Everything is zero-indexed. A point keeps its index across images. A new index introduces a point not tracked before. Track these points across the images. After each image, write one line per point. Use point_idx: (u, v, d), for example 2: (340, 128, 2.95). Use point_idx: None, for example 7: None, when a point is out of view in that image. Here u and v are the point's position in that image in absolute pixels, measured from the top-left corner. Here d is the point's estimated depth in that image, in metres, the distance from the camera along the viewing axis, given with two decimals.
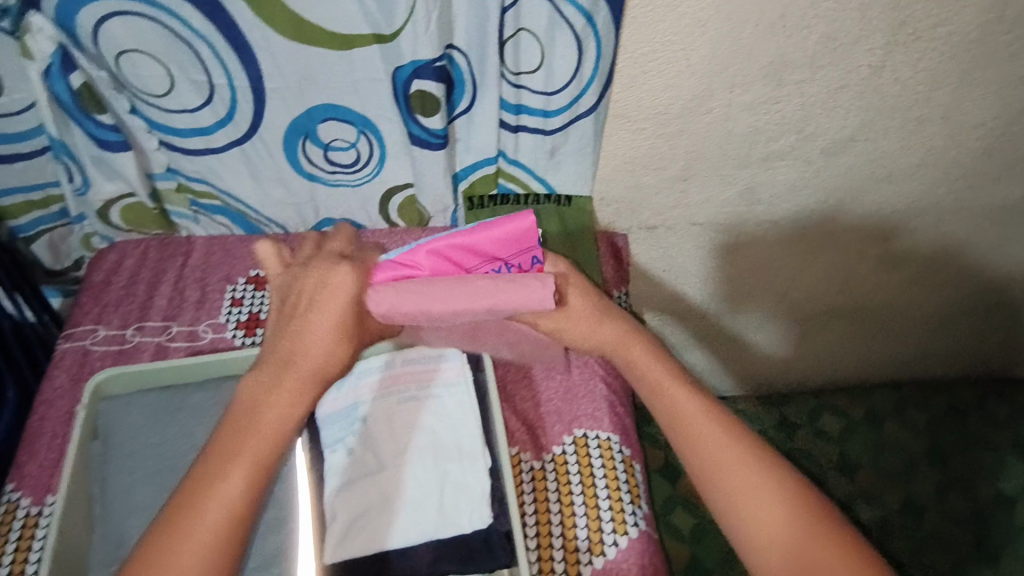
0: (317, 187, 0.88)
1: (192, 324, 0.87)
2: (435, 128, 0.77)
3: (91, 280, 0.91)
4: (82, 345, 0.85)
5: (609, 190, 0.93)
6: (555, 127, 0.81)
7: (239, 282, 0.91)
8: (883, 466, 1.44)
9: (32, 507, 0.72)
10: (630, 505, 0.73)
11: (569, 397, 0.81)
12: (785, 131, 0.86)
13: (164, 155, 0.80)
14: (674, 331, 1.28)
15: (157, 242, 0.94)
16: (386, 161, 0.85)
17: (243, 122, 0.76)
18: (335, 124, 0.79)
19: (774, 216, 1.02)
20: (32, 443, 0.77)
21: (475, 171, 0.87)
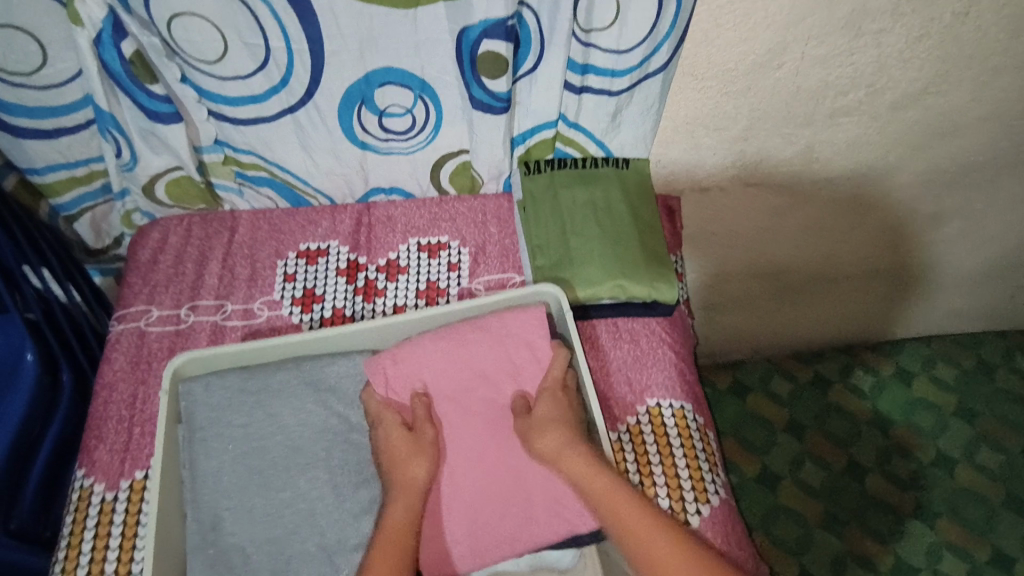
0: (368, 155, 0.84)
1: (246, 301, 0.85)
2: (500, 91, 0.73)
3: (137, 258, 0.88)
4: (138, 326, 0.83)
5: (667, 151, 0.91)
6: (622, 87, 0.78)
7: (290, 256, 0.88)
8: (916, 421, 1.43)
9: (107, 493, 0.71)
10: (709, 473, 0.73)
11: (639, 366, 0.80)
12: (857, 85, 0.83)
13: (213, 126, 0.76)
14: (713, 290, 1.28)
15: (199, 217, 0.91)
16: (441, 127, 0.81)
17: (298, 89, 0.72)
18: (392, 89, 0.75)
19: (831, 174, 0.99)
20: (97, 428, 0.76)
21: (534, 135, 0.84)
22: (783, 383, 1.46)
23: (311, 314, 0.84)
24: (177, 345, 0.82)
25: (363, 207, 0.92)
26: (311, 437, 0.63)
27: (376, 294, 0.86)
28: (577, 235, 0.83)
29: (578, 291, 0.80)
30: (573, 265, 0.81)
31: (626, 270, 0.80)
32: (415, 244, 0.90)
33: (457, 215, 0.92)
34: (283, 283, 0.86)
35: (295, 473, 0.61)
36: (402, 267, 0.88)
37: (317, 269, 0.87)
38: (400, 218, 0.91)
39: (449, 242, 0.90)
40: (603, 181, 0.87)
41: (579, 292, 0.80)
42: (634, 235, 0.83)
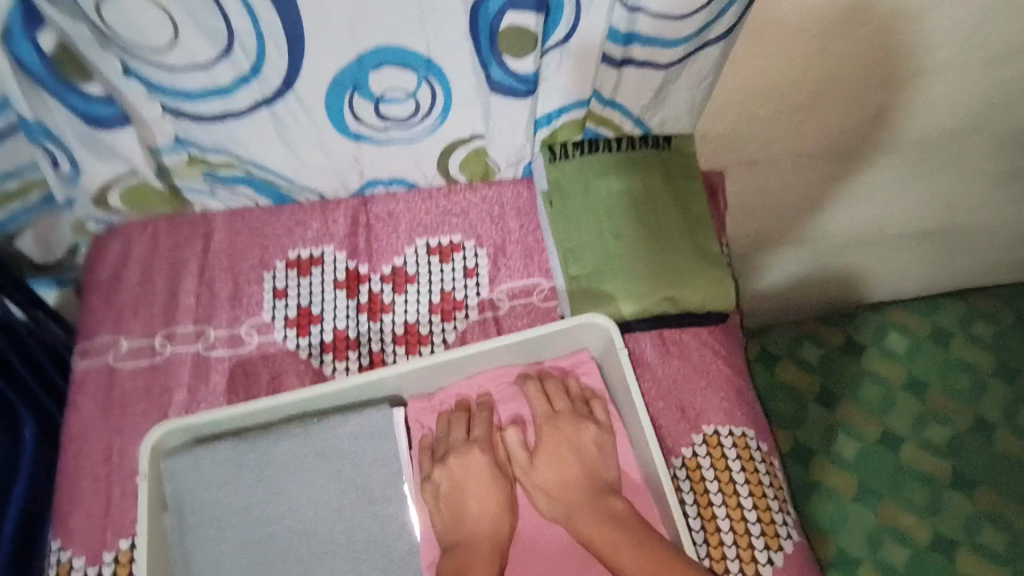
0: (364, 147, 0.70)
1: (231, 326, 0.73)
2: (525, 72, 0.61)
3: (96, 276, 0.75)
4: (106, 361, 0.71)
5: (715, 125, 0.77)
6: (671, 60, 0.63)
7: (278, 267, 0.76)
8: (951, 384, 1.34)
9: (89, 569, 0.61)
10: (779, 513, 0.64)
11: (692, 385, 0.69)
12: (950, 39, 0.69)
13: (170, 124, 0.62)
14: (752, 265, 1.14)
15: (166, 222, 0.77)
16: (451, 109, 0.67)
17: (274, 79, 0.58)
18: (390, 71, 0.60)
19: (897, 138, 0.86)
20: (71, 489, 0.65)
21: (562, 116, 0.70)
22: (812, 349, 1.36)
23: (309, 337, 0.72)
24: (155, 382, 0.70)
25: (360, 202, 0.79)
26: (327, 517, 0.55)
27: (383, 311, 0.74)
28: (617, 234, 0.70)
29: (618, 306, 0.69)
30: (614, 273, 0.69)
31: (671, 274, 0.69)
32: (424, 246, 0.77)
33: (470, 207, 0.78)
34: (273, 301, 0.74)
35: (314, 562, 0.54)
36: (411, 275, 0.75)
37: (312, 282, 0.75)
38: (403, 215, 0.78)
39: (463, 243, 0.77)
40: (643, 166, 0.73)
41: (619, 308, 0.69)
42: (682, 232, 0.71)
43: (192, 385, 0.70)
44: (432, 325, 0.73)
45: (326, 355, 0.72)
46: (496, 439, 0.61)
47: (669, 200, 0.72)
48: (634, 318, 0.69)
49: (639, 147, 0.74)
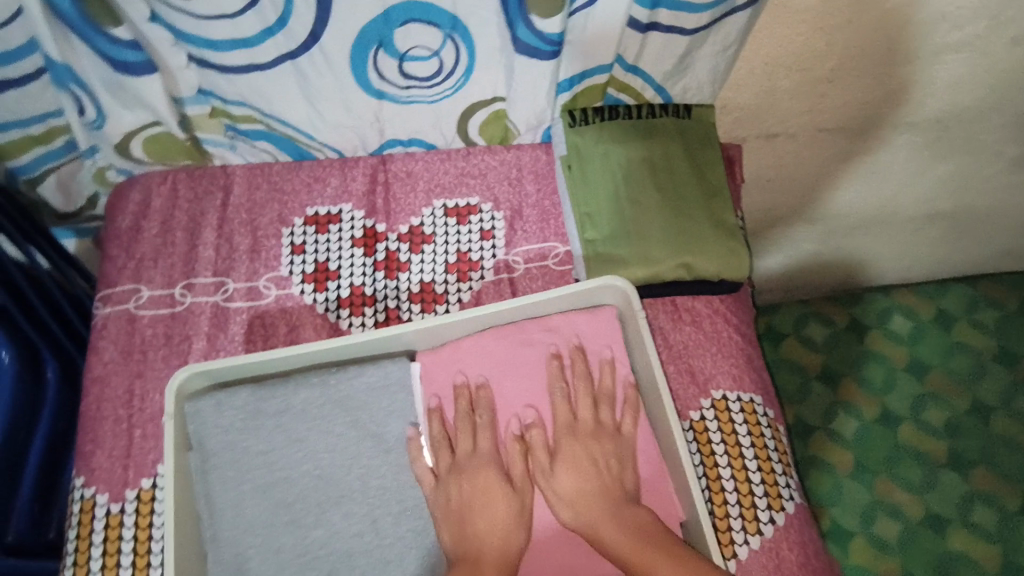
0: (385, 105, 0.70)
1: (249, 279, 0.74)
2: (551, 32, 0.60)
3: (116, 226, 0.76)
4: (126, 309, 0.72)
5: (737, 96, 0.77)
6: (697, 26, 0.63)
7: (297, 223, 0.77)
8: (953, 367, 1.35)
9: (112, 504, 0.63)
10: (782, 476, 0.66)
11: (701, 353, 0.71)
12: (977, 17, 0.68)
13: (195, 74, 0.62)
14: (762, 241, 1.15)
15: (186, 174, 0.78)
16: (474, 71, 0.67)
17: (300, 32, 0.58)
18: (416, 28, 0.60)
19: (917, 117, 0.86)
20: (93, 429, 0.66)
21: (583, 81, 0.71)
22: (817, 328, 1.38)
23: (326, 292, 0.74)
24: (174, 331, 0.71)
25: (379, 161, 0.80)
26: (346, 464, 0.57)
27: (399, 270, 0.75)
28: (634, 202, 0.71)
29: (631, 271, 0.70)
30: (630, 239, 0.70)
31: (683, 241, 0.70)
32: (441, 207, 0.78)
33: (488, 169, 0.79)
34: (291, 256, 0.75)
35: (330, 506, 0.55)
36: (427, 235, 0.77)
37: (330, 239, 0.76)
38: (421, 174, 0.79)
39: (480, 205, 0.78)
40: (664, 136, 0.74)
41: (631, 273, 0.70)
42: (698, 203, 0.72)
43: (211, 334, 0.71)
44: (447, 285, 0.75)
45: (342, 310, 0.73)
46: (507, 450, 0.57)
47: (687, 169, 0.73)
48: (645, 284, 0.71)
49: (660, 114, 0.74)
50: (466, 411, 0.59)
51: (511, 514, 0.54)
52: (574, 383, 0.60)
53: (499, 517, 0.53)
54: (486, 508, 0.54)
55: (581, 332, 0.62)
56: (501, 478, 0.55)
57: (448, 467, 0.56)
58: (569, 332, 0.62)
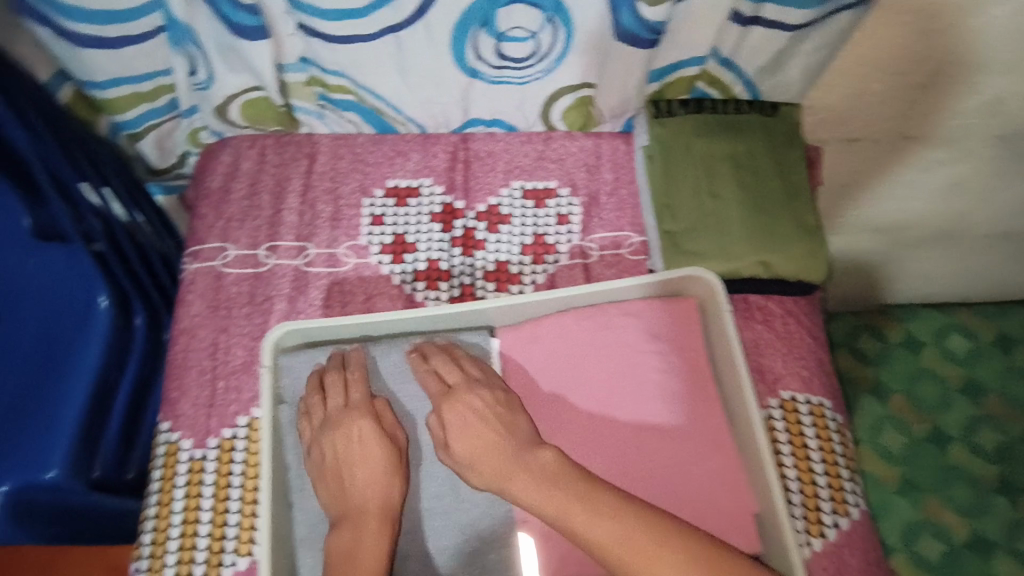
0: (476, 84, 0.72)
1: (330, 246, 0.76)
2: (653, 19, 0.60)
3: (206, 185, 0.79)
4: (213, 266, 0.75)
5: (825, 97, 0.76)
6: (801, 22, 0.63)
7: (377, 194, 0.79)
8: (1012, 391, 1.32)
9: (195, 450, 0.66)
10: (849, 482, 0.66)
11: (772, 353, 0.70)
12: None
13: (300, 41, 0.64)
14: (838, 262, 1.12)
15: (273, 139, 0.80)
16: (567, 57, 0.68)
17: (409, 6, 0.60)
18: (521, 9, 0.61)
19: (1009, 129, 0.84)
20: (180, 377, 0.70)
21: (673, 72, 0.71)
22: (871, 341, 1.36)
23: (404, 264, 0.76)
24: (257, 290, 0.74)
25: (460, 140, 0.81)
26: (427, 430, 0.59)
27: (476, 248, 0.76)
28: (715, 196, 0.71)
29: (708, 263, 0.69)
30: (708, 232, 0.70)
31: (764, 237, 0.69)
32: (519, 189, 0.79)
33: (568, 155, 0.80)
34: (371, 227, 0.77)
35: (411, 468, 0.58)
36: (505, 215, 0.78)
37: (409, 212, 0.78)
38: (501, 155, 0.80)
39: (557, 189, 0.79)
40: (749, 132, 0.73)
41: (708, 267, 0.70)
42: (781, 202, 0.71)
43: (292, 296, 0.74)
44: (522, 265, 0.76)
45: (418, 283, 0.75)
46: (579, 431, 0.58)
47: (770, 167, 0.72)
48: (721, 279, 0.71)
49: (745, 109, 0.74)
50: (432, 375, 0.59)
51: (384, 470, 0.54)
52: (652, 370, 0.61)
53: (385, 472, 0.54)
54: (369, 466, 0.54)
55: (661, 322, 0.62)
56: (369, 431, 0.55)
57: (436, 421, 0.57)
58: (649, 321, 0.62)
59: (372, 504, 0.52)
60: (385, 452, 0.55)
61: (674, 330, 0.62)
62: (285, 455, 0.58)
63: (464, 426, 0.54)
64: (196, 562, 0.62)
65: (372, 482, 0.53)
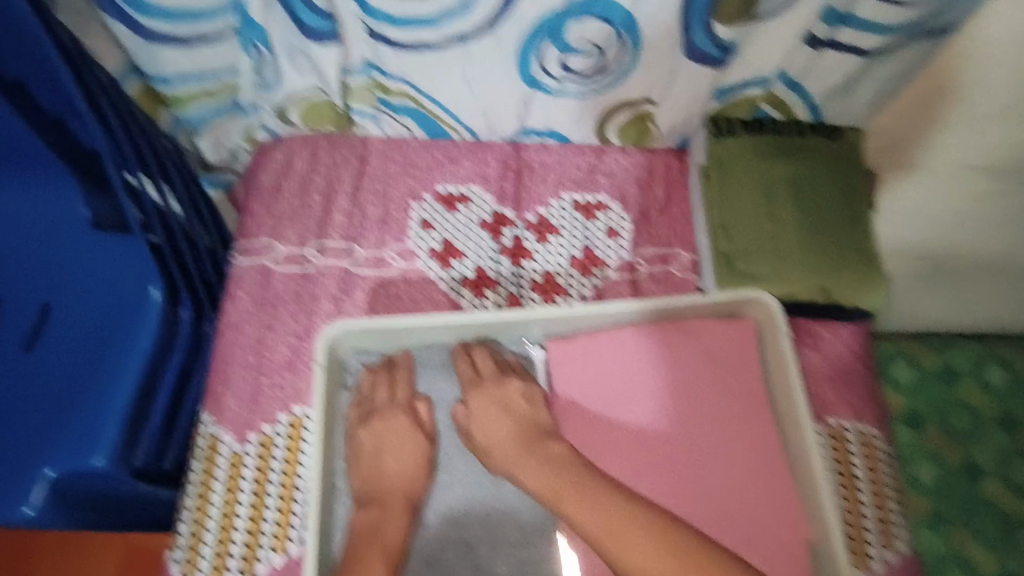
0: (536, 95, 0.71)
1: (378, 248, 0.76)
2: (724, 40, 0.61)
3: (258, 182, 0.79)
4: (262, 263, 0.75)
5: (888, 125, 0.75)
6: (877, 47, 0.62)
7: (427, 199, 0.79)
8: None
9: (237, 445, 0.67)
10: (895, 514, 0.65)
11: (822, 380, 0.70)
12: None
13: (368, 47, 0.64)
14: None
15: (326, 139, 0.80)
16: (633, 72, 0.67)
17: (481, 18, 0.60)
18: (593, 24, 0.60)
19: None
20: (225, 372, 0.70)
21: (737, 92, 0.69)
22: None
23: (451, 271, 0.75)
24: (305, 289, 0.74)
25: (513, 148, 0.81)
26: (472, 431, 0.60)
27: (524, 258, 0.76)
28: (773, 217, 0.70)
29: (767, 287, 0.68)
30: (765, 254, 0.68)
31: (824, 260, 0.68)
32: (570, 200, 0.78)
33: (619, 169, 0.79)
34: (420, 232, 0.77)
35: (457, 456, 0.59)
36: (554, 227, 0.77)
37: (458, 219, 0.78)
38: (553, 166, 0.79)
39: (608, 202, 0.78)
40: (811, 155, 0.72)
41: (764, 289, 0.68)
42: (842, 227, 0.69)
43: (338, 297, 0.74)
44: (570, 278, 0.75)
45: (466, 291, 0.74)
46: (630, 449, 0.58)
47: (831, 190, 0.71)
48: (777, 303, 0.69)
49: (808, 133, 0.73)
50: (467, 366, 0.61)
51: (412, 457, 0.57)
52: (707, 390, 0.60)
53: (409, 459, 0.57)
54: (396, 453, 0.57)
55: (718, 342, 0.61)
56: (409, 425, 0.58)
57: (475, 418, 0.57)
58: (705, 339, 0.61)
59: (397, 489, 0.56)
60: (419, 447, 0.58)
61: (731, 352, 0.60)
62: (332, 453, 0.59)
63: (484, 419, 0.57)
64: (232, 557, 0.62)
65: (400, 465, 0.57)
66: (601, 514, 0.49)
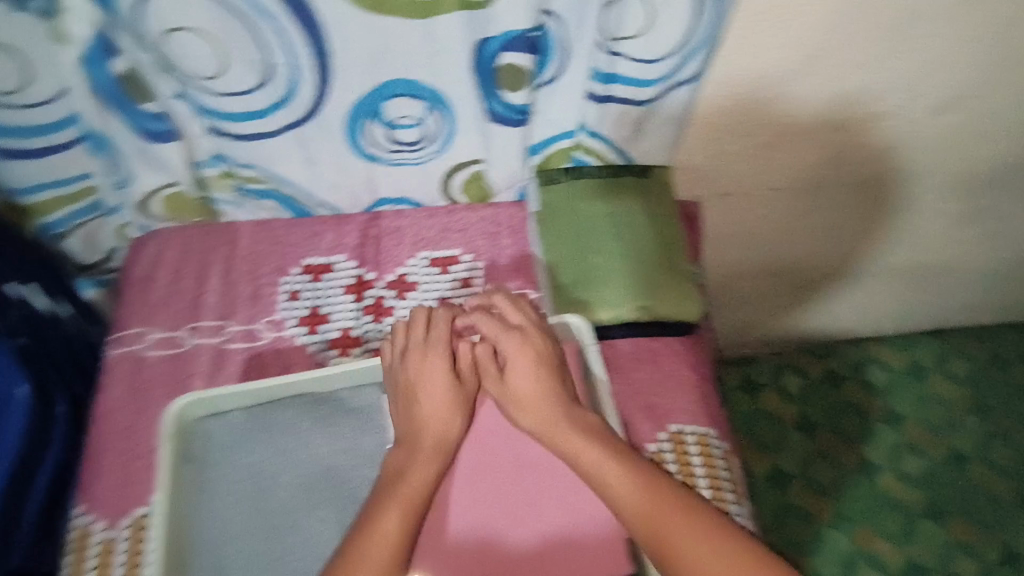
0: (376, 167, 0.79)
1: (248, 322, 0.81)
2: (518, 103, 0.69)
3: (131, 275, 0.83)
4: (135, 350, 0.78)
5: (690, 159, 0.86)
6: (648, 97, 0.72)
7: (294, 272, 0.84)
8: (927, 417, 1.41)
9: (109, 531, 0.68)
10: (735, 505, 0.70)
11: (660, 390, 0.76)
12: (895, 90, 0.78)
13: (211, 142, 0.72)
14: (738, 288, 1.25)
15: (197, 230, 0.85)
16: (454, 138, 0.76)
17: (303, 105, 0.67)
18: (403, 101, 0.70)
19: (858, 177, 0.95)
20: (97, 460, 0.72)
21: (551, 145, 0.80)
22: (793, 380, 1.45)
23: (319, 334, 0.81)
24: (177, 371, 0.77)
25: (370, 218, 0.88)
26: None
27: (386, 314, 0.83)
28: (599, 254, 0.78)
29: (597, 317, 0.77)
30: (594, 285, 0.77)
31: (645, 287, 0.77)
32: (426, 258, 0.86)
33: (468, 225, 0.88)
34: (287, 303, 0.82)
35: (307, 512, 0.59)
36: (412, 283, 0.84)
37: (323, 286, 0.84)
38: (408, 229, 0.88)
39: (461, 255, 0.86)
40: (626, 195, 0.82)
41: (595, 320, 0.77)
42: (659, 258, 0.79)
43: (211, 373, 0.77)
44: None
45: (332, 351, 0.80)
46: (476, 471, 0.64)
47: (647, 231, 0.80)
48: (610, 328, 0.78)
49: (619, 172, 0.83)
50: (491, 318, 0.65)
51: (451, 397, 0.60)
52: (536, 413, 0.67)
53: (443, 403, 0.60)
54: (431, 397, 0.60)
55: None
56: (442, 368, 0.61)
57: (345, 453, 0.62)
58: None
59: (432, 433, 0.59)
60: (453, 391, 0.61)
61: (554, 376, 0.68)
62: None
63: (518, 367, 0.61)
64: None
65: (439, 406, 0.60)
66: (617, 475, 0.56)
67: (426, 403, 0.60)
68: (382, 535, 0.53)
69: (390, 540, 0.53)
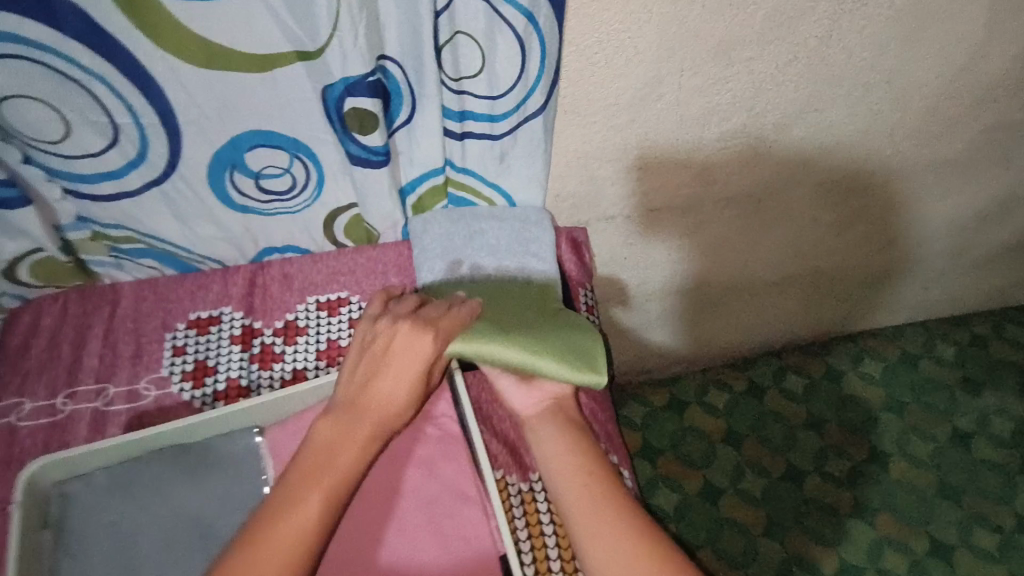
0: (252, 217, 0.81)
1: (130, 381, 0.80)
2: (375, 145, 0.72)
3: (7, 344, 0.82)
4: (7, 422, 0.76)
5: (564, 186, 0.90)
6: (503, 131, 0.76)
7: (179, 328, 0.84)
8: (848, 417, 1.46)
9: None
10: None
11: None
12: (738, 109, 0.84)
13: (72, 205, 0.72)
14: (649, 308, 1.28)
15: (77, 293, 0.85)
16: (324, 183, 0.79)
17: (159, 163, 0.69)
18: (261, 152, 0.72)
19: (730, 193, 1.01)
20: None
21: (423, 183, 0.82)
22: (718, 394, 1.48)
23: (203, 388, 0.80)
24: (53, 438, 0.75)
25: (256, 268, 0.89)
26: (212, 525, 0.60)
27: (273, 361, 0.83)
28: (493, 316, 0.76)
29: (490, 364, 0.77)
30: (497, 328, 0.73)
31: (584, 363, 0.76)
32: (314, 302, 0.87)
33: (356, 267, 0.89)
34: (172, 358, 0.82)
35: (168, 570, 0.58)
36: (301, 328, 0.85)
37: (210, 340, 0.83)
38: (296, 275, 0.89)
39: (349, 297, 0.87)
40: (525, 310, 0.81)
41: (484, 343, 0.70)
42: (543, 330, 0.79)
43: (89, 438, 0.76)
44: (319, 371, 0.82)
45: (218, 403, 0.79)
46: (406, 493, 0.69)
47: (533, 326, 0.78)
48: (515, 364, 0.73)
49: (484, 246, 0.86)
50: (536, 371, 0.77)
51: (405, 397, 0.64)
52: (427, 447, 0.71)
53: (397, 396, 0.64)
54: (393, 388, 0.64)
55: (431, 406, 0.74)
56: (420, 355, 0.65)
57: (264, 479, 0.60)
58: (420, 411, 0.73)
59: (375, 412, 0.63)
60: (410, 387, 0.64)
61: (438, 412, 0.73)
62: None
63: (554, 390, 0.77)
64: None
65: (392, 399, 0.63)
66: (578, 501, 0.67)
67: (380, 384, 0.64)
68: (290, 541, 0.54)
69: (298, 544, 0.54)
